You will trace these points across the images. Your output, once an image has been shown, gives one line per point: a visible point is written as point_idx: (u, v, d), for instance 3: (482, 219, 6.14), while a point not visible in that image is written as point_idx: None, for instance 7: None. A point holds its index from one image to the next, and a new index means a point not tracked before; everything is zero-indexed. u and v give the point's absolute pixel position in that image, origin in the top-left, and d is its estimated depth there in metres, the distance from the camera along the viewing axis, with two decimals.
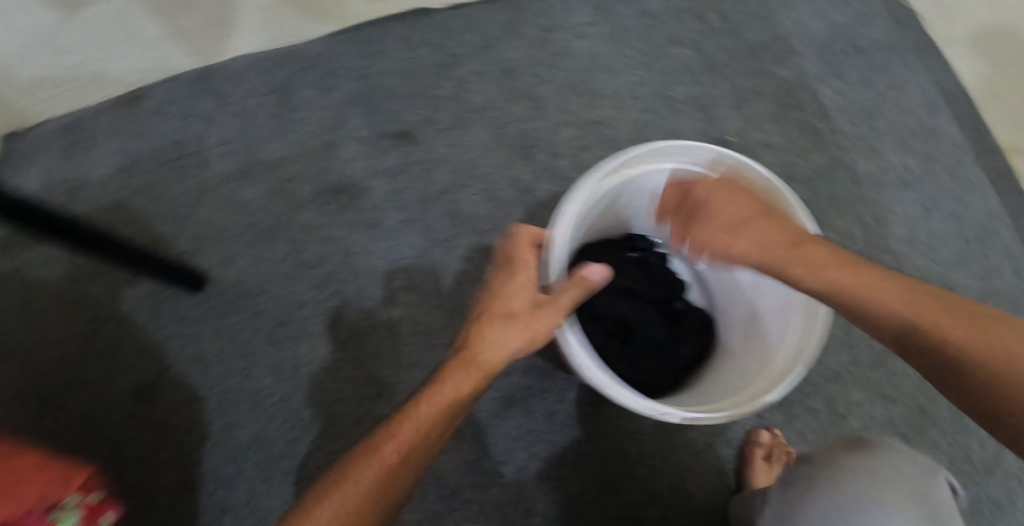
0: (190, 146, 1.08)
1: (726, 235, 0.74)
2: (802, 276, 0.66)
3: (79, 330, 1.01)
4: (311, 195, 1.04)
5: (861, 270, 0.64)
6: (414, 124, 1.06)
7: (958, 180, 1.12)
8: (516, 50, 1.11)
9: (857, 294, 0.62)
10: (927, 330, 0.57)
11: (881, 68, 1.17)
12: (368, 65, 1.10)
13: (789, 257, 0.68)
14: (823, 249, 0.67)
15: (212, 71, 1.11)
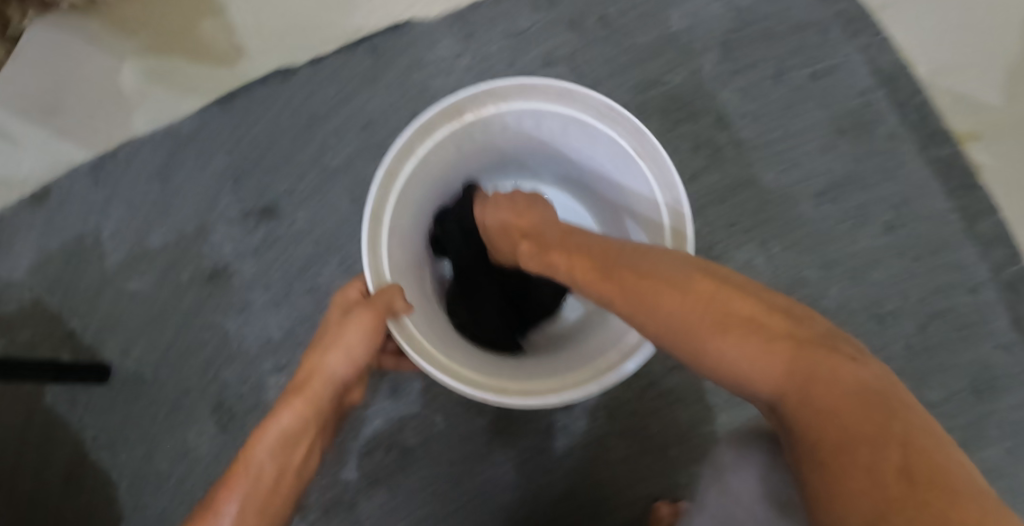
0: (89, 236, 1.10)
1: (591, 267, 0.67)
2: (657, 312, 0.59)
3: (14, 423, 1.04)
4: (191, 279, 1.04)
5: (703, 304, 0.57)
6: (278, 196, 1.04)
7: (877, 185, 1.04)
8: (377, 100, 1.07)
9: (732, 367, 0.55)
10: (784, 382, 0.53)
11: (791, 60, 1.06)
12: (238, 135, 1.08)
13: (659, 286, 0.60)
14: (676, 278, 0.60)
15: (106, 158, 1.11)
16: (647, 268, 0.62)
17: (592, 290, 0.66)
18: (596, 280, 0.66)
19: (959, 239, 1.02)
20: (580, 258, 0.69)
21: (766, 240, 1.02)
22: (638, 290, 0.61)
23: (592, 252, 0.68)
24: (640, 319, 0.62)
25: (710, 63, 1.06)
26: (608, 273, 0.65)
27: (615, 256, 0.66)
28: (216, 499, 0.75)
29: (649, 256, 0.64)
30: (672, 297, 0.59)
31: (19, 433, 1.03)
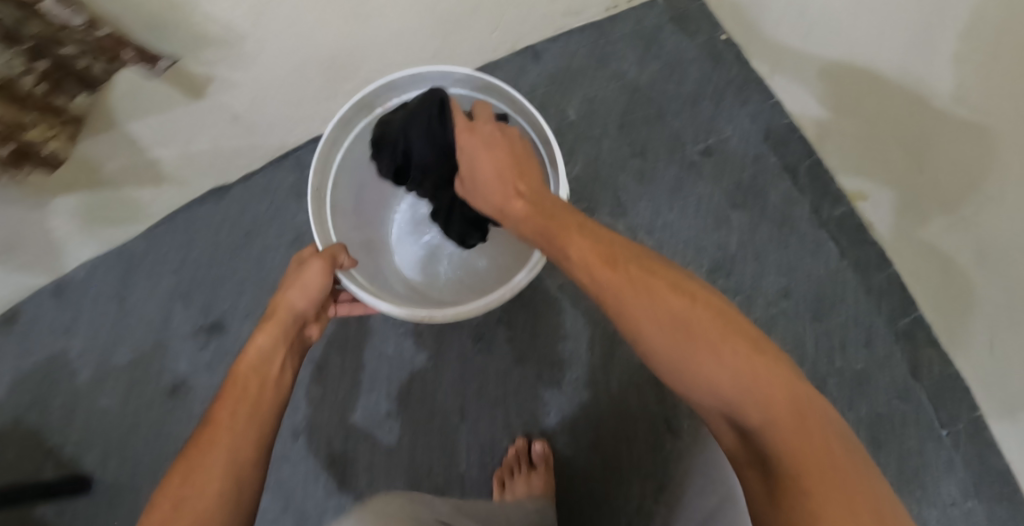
0: (59, 358, 1.19)
1: (600, 246, 0.70)
2: (642, 308, 0.65)
3: None
4: (155, 393, 1.15)
5: (681, 303, 0.64)
6: (225, 312, 1.16)
7: (768, 250, 1.11)
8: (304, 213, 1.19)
9: (698, 378, 0.62)
10: (736, 368, 0.61)
11: (675, 142, 1.16)
12: (182, 255, 1.19)
13: (659, 289, 0.65)
14: (680, 294, 0.65)
15: (66, 282, 1.20)
16: (645, 265, 0.68)
17: (590, 267, 0.68)
18: (605, 264, 0.68)
19: (852, 294, 1.10)
20: (580, 235, 0.71)
21: None
22: (633, 281, 0.66)
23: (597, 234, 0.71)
24: (630, 300, 0.65)
25: (605, 150, 1.16)
26: (609, 254, 0.69)
27: (611, 248, 0.70)
28: (201, 440, 0.68)
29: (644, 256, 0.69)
30: (659, 289, 0.65)
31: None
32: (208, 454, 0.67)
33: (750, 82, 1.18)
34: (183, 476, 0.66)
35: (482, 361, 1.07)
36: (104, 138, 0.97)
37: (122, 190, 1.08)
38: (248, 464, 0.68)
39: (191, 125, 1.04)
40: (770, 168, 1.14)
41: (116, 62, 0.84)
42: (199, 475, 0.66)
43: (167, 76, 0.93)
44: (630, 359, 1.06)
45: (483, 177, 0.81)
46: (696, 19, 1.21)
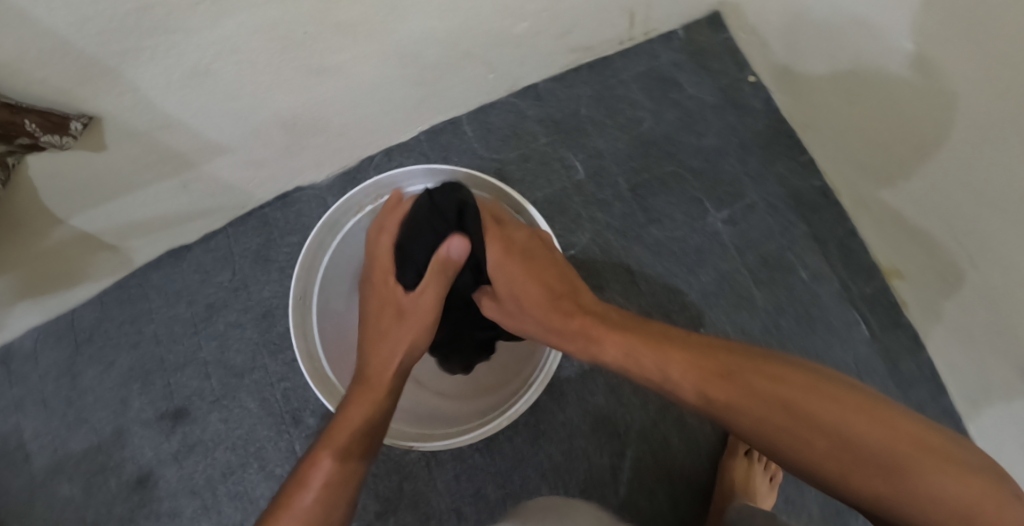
0: (8, 442, 1.06)
1: (674, 350, 0.69)
2: (741, 406, 0.64)
3: None
4: (119, 487, 1.05)
5: (774, 384, 0.63)
6: (189, 399, 1.05)
7: (790, 334, 1.01)
8: (272, 285, 1.07)
9: (825, 430, 0.60)
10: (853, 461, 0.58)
11: (694, 205, 1.03)
12: (137, 330, 1.06)
13: (750, 389, 0.64)
14: (767, 365, 0.65)
15: (8, 354, 1.06)
16: (733, 364, 0.66)
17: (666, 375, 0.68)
18: (680, 371, 0.68)
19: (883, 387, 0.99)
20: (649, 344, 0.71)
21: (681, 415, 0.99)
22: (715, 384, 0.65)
23: (673, 343, 0.70)
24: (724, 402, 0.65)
25: (617, 215, 1.03)
26: (685, 365, 0.68)
27: (688, 349, 0.69)
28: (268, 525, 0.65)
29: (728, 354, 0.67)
30: (749, 388, 0.64)
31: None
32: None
33: (778, 135, 1.05)
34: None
35: (480, 462, 0.97)
36: (30, 220, 0.83)
37: (60, 266, 0.95)
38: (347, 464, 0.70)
39: (133, 200, 0.90)
40: (794, 240, 1.03)
41: (18, 139, 0.67)
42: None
43: (95, 152, 0.77)
44: (640, 461, 0.98)
45: (529, 303, 0.80)
46: (719, 55, 1.06)
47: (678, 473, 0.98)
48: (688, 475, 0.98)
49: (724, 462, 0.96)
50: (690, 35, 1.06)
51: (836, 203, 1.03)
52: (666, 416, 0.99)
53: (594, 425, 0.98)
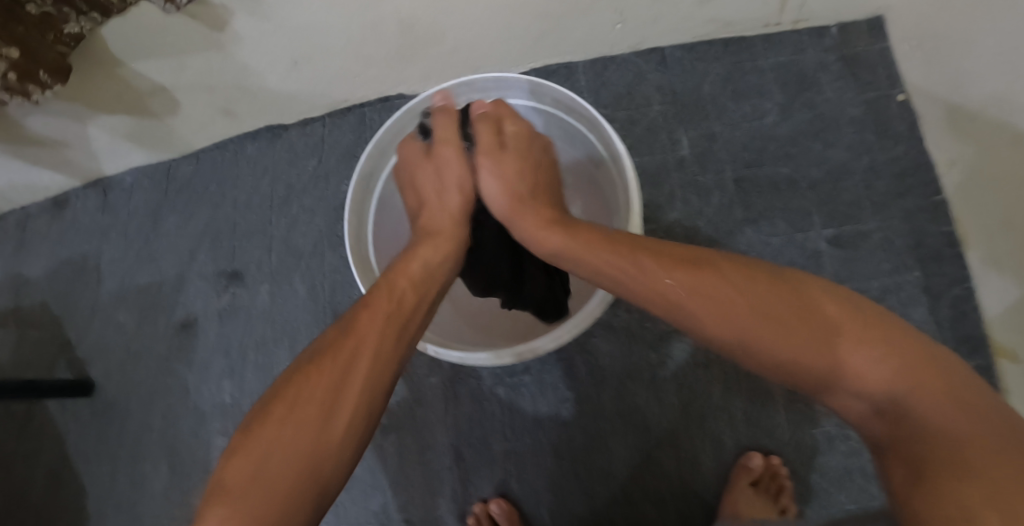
0: (94, 259, 1.17)
1: (728, 288, 0.58)
2: (798, 359, 0.55)
3: (15, 413, 1.14)
4: (166, 327, 1.10)
5: (780, 298, 0.56)
6: (246, 266, 1.07)
7: None
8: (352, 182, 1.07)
9: (826, 357, 0.54)
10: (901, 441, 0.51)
11: (798, 217, 0.94)
12: (222, 191, 1.10)
13: (804, 338, 0.55)
14: (777, 286, 0.57)
15: (112, 183, 1.16)
16: (795, 314, 0.56)
17: (706, 319, 0.58)
18: (729, 314, 0.57)
19: None
20: (687, 271, 0.60)
21: (718, 435, 0.89)
22: (765, 329, 0.56)
23: (720, 273, 0.59)
24: (777, 349, 0.55)
25: (713, 203, 0.95)
26: (727, 307, 0.57)
27: (744, 287, 0.58)
28: (324, 353, 0.61)
29: (787, 295, 0.57)
30: (803, 340, 0.55)
31: (22, 423, 1.13)
32: (321, 376, 0.60)
33: (917, 167, 0.94)
34: (295, 392, 0.59)
35: (497, 410, 0.93)
36: (93, 64, 0.84)
37: (167, 112, 0.99)
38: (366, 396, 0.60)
39: (188, 62, 0.88)
40: (900, 279, 0.92)
41: None
42: (323, 392, 0.59)
43: (189, 12, 0.79)
44: (660, 466, 0.89)
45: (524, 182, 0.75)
46: (872, 65, 0.97)
47: (697, 492, 0.88)
48: (707, 498, 0.88)
49: (728, 492, 0.86)
50: (844, 37, 0.97)
51: (963, 257, 0.91)
52: (704, 429, 0.89)
53: (623, 412, 0.91)
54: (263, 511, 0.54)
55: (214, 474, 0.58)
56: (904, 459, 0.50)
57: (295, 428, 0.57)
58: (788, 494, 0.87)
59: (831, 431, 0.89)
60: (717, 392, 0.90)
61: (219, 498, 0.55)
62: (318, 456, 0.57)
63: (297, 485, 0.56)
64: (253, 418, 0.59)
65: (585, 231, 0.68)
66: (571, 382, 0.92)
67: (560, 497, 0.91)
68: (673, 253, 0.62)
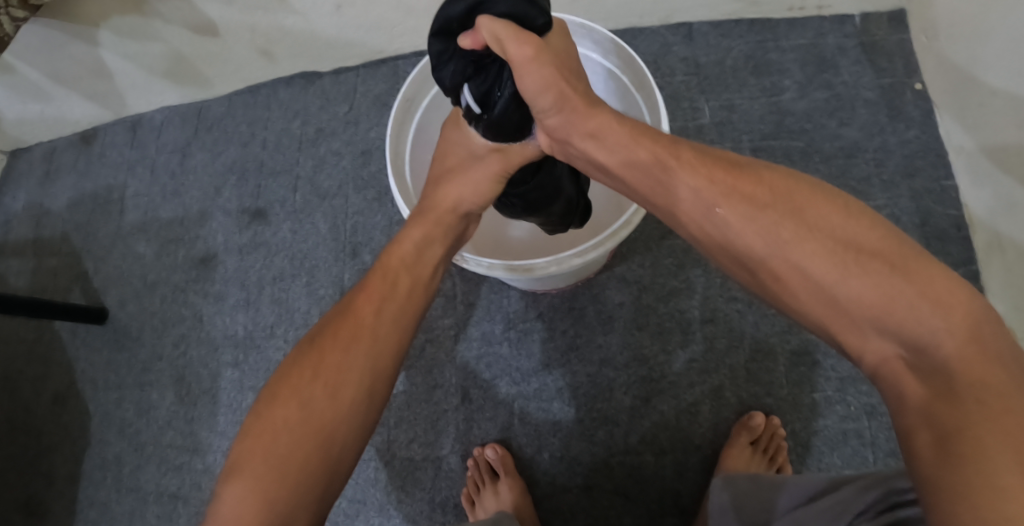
0: (116, 192, 1.18)
1: (766, 194, 0.50)
2: (828, 284, 0.46)
3: (27, 335, 1.14)
4: (185, 259, 1.13)
5: (839, 219, 0.47)
6: (270, 204, 1.11)
7: None
8: (380, 129, 1.11)
9: (884, 302, 0.44)
10: (926, 402, 0.41)
11: None
12: (251, 132, 1.14)
13: (842, 260, 0.46)
14: (838, 211, 0.48)
15: (142, 120, 1.19)
16: (836, 234, 0.47)
17: (732, 228, 0.51)
18: (760, 226, 0.49)
19: None
20: (728, 172, 0.52)
21: (721, 389, 0.92)
22: (798, 247, 0.47)
23: (765, 182, 0.51)
24: (807, 269, 0.47)
25: None
26: (756, 215, 0.49)
27: (784, 192, 0.50)
28: (331, 327, 0.58)
29: (833, 211, 0.48)
30: (842, 259, 0.46)
31: (33, 345, 1.14)
32: (326, 353, 0.56)
33: (926, 150, 0.97)
34: (303, 371, 0.56)
35: (506, 353, 0.96)
36: None
37: (209, 50, 1.02)
38: (368, 376, 0.56)
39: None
40: None
41: None
42: (332, 371, 0.56)
43: None
44: (663, 415, 0.92)
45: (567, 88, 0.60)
46: (890, 53, 1.01)
47: (696, 443, 0.91)
48: (704, 449, 0.91)
49: (726, 448, 0.88)
50: (865, 25, 1.02)
51: (965, 238, 0.94)
52: (705, 381, 0.92)
53: (629, 361, 0.94)
54: (280, 496, 0.50)
55: (228, 457, 0.54)
56: (930, 424, 0.41)
57: (305, 404, 0.54)
58: (784, 453, 0.88)
59: (829, 394, 0.90)
60: (722, 348, 0.93)
61: (236, 481, 0.51)
62: (330, 435, 0.54)
63: (313, 463, 0.52)
64: (262, 401, 0.56)
65: (635, 126, 0.58)
66: (583, 330, 0.95)
67: (561, 438, 0.93)
68: (713, 158, 0.54)
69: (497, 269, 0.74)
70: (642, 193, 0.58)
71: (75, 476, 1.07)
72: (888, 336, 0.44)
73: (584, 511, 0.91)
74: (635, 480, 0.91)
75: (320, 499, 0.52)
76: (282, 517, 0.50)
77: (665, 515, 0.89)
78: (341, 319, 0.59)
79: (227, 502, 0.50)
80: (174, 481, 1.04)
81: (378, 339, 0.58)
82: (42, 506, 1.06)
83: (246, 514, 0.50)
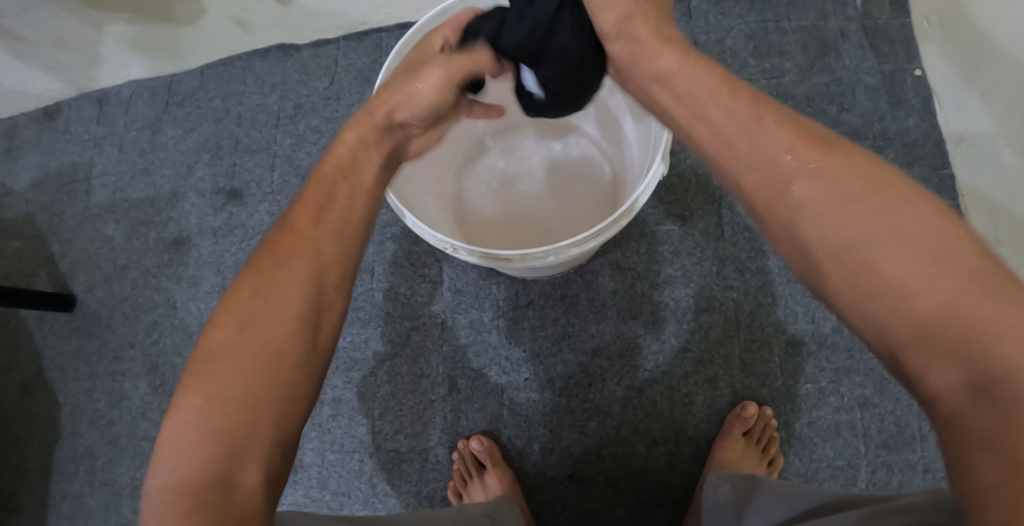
0: (82, 171, 1.12)
1: (866, 189, 0.43)
2: (912, 292, 0.40)
3: None
4: (156, 242, 1.07)
5: (934, 214, 0.41)
6: (245, 185, 1.06)
7: None
8: (362, 105, 1.06)
9: (976, 325, 0.38)
10: (998, 439, 0.36)
11: None
12: (225, 107, 1.08)
13: (925, 262, 0.40)
14: (939, 210, 0.42)
15: (108, 95, 1.12)
16: (933, 238, 0.41)
17: (805, 209, 0.45)
18: (838, 211, 0.44)
19: None
20: (818, 149, 0.46)
21: (717, 379, 0.90)
22: (885, 241, 0.41)
23: (858, 162, 0.45)
24: (890, 269, 0.41)
25: None
26: (838, 203, 0.44)
27: (876, 173, 0.44)
28: (274, 245, 0.53)
29: (918, 196, 0.42)
30: (940, 269, 0.40)
31: None
32: (270, 274, 0.51)
33: (925, 139, 0.94)
34: (244, 291, 0.50)
35: (495, 341, 0.93)
36: None
37: (182, 20, 0.96)
38: (309, 310, 0.50)
39: None
40: None
41: None
42: (271, 291, 0.50)
43: None
44: (655, 405, 0.90)
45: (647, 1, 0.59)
46: (892, 39, 0.97)
47: (689, 434, 0.89)
48: (697, 440, 0.89)
49: (719, 440, 0.87)
50: (868, 8, 0.99)
51: None
52: (700, 371, 0.90)
53: (621, 351, 0.91)
54: (219, 428, 0.45)
55: (173, 391, 0.48)
56: (1003, 465, 0.36)
57: (245, 328, 0.49)
58: (776, 445, 0.87)
59: (824, 386, 0.89)
60: (716, 338, 0.90)
61: (174, 416, 0.46)
62: (278, 360, 0.48)
63: (253, 391, 0.47)
64: (204, 331, 0.50)
65: (716, 72, 0.54)
66: (575, 318, 0.92)
67: (551, 429, 0.91)
68: (802, 129, 0.48)
69: (483, 260, 0.70)
70: (701, 154, 0.52)
71: (47, 469, 1.02)
72: (962, 369, 0.38)
73: (580, 491, 0.89)
74: (635, 465, 0.89)
75: (278, 436, 0.47)
76: (226, 450, 0.45)
77: (653, 504, 0.88)
78: (281, 237, 0.53)
79: (166, 438, 0.46)
80: (149, 472, 1.00)
81: (320, 259, 0.52)
82: (13, 500, 1.02)
83: (184, 448, 0.45)
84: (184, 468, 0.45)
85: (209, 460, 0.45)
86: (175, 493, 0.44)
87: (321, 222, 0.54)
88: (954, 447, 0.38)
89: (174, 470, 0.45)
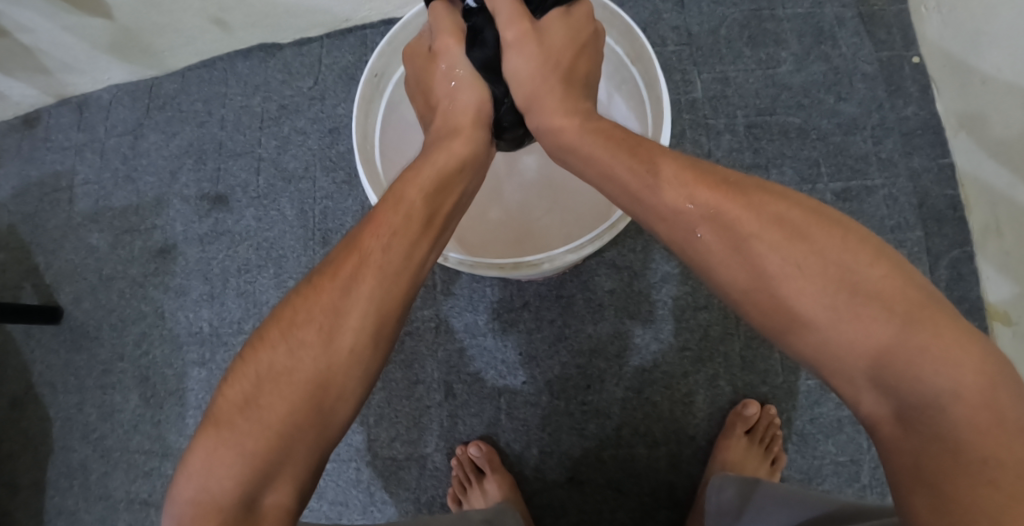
0: (64, 179, 1.09)
1: (772, 233, 0.50)
2: (824, 325, 0.47)
3: None
4: (142, 251, 1.05)
5: (837, 249, 0.48)
6: (230, 190, 1.04)
7: None
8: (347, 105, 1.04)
9: (884, 350, 0.45)
10: (923, 454, 0.43)
11: (808, 163, 0.92)
12: (207, 110, 1.06)
13: (844, 303, 0.47)
14: (843, 242, 0.49)
15: (87, 100, 1.09)
16: (838, 271, 0.48)
17: (711, 256, 0.52)
18: (747, 257, 0.50)
19: None
20: (720, 195, 0.52)
21: (717, 377, 0.88)
22: (794, 281, 0.48)
23: (760, 206, 0.51)
24: (803, 306, 0.48)
25: (723, 146, 0.93)
26: (743, 249, 0.50)
27: (777, 215, 0.51)
28: (334, 265, 0.53)
29: (835, 240, 0.49)
30: (846, 302, 0.47)
31: None
32: (323, 297, 0.52)
33: (924, 128, 0.92)
34: (297, 313, 0.52)
35: (491, 345, 0.91)
36: None
37: (158, 23, 0.93)
38: (368, 338, 0.52)
39: None
40: (903, 227, 0.90)
41: None
42: (342, 311, 0.51)
43: None
44: (655, 405, 0.88)
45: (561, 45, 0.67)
46: (889, 25, 0.95)
47: (690, 434, 0.88)
48: (699, 440, 0.88)
49: (722, 438, 0.86)
50: None
51: (962, 219, 0.89)
52: (700, 369, 0.88)
53: (619, 351, 0.89)
54: (258, 450, 0.48)
55: (209, 407, 0.50)
56: (927, 487, 0.43)
57: (293, 351, 0.50)
58: (779, 443, 0.86)
59: (826, 382, 0.87)
60: (716, 336, 0.89)
61: (211, 433, 0.49)
62: (325, 387, 0.50)
63: (295, 416, 0.49)
64: (247, 348, 0.52)
65: (616, 136, 0.59)
66: (571, 319, 0.91)
67: (550, 432, 0.89)
68: (705, 174, 0.54)
69: (475, 267, 0.70)
70: (622, 203, 0.58)
71: (40, 484, 1.01)
72: (888, 397, 0.46)
73: (581, 493, 0.88)
74: (635, 465, 0.87)
75: (313, 455, 0.50)
76: (265, 471, 0.48)
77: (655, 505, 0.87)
78: (343, 256, 0.53)
79: (201, 454, 0.48)
80: (144, 485, 0.99)
81: (387, 286, 0.53)
82: (7, 516, 1.00)
83: (226, 469, 0.47)
84: (220, 486, 0.47)
85: (249, 481, 0.47)
86: (212, 509, 0.47)
87: (385, 242, 0.54)
88: (904, 472, 0.44)
89: (211, 486, 0.47)
